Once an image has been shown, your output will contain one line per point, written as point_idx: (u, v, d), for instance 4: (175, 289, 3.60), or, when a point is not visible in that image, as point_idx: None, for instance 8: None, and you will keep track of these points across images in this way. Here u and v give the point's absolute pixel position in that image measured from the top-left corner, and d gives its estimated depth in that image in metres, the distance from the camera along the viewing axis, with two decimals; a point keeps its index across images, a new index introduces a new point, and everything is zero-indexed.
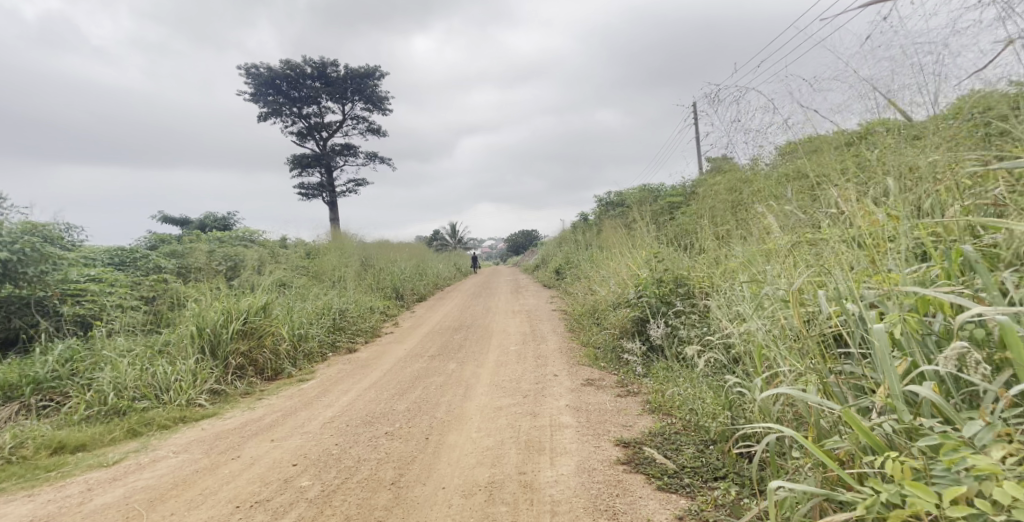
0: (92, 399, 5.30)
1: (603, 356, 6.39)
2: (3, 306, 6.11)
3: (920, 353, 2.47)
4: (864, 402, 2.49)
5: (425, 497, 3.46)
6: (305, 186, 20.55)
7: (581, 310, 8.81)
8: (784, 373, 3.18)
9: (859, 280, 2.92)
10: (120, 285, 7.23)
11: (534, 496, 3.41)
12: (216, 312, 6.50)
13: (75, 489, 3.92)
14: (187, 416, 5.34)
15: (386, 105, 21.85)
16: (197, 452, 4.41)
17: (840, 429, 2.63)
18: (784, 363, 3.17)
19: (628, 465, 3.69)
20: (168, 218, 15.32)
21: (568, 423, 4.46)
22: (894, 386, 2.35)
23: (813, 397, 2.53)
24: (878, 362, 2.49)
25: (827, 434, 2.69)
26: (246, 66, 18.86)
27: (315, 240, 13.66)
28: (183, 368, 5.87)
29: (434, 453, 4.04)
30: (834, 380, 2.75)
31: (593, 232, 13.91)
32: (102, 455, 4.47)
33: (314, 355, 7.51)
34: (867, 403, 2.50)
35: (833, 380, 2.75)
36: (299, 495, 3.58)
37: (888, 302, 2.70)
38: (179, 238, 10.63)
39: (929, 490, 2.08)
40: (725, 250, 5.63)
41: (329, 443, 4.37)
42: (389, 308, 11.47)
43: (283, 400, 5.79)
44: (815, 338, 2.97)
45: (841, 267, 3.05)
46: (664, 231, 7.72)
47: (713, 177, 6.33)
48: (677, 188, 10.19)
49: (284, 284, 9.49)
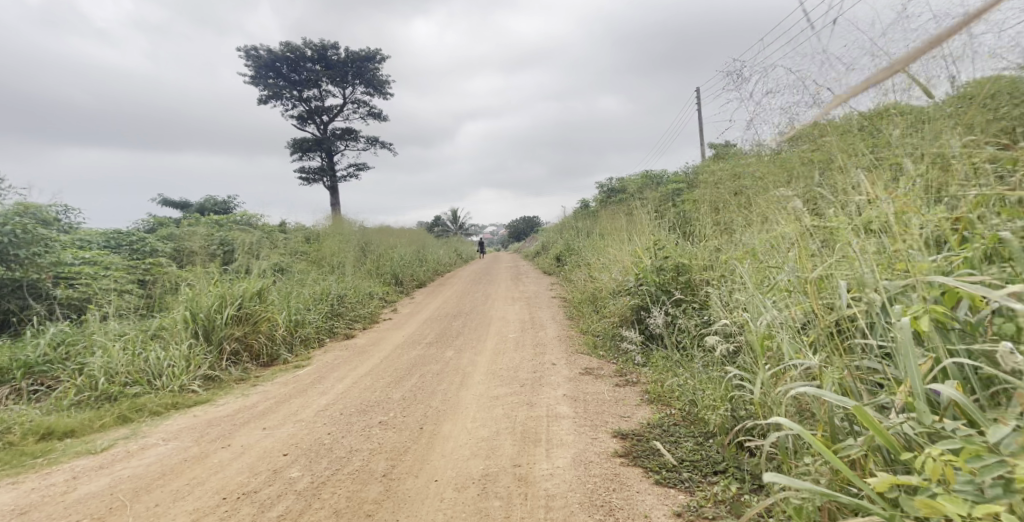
0: (83, 384, 5.22)
1: (602, 344, 6.29)
2: None
3: (943, 348, 2.36)
4: (884, 400, 2.39)
5: (417, 490, 3.38)
6: (305, 170, 20.42)
7: (581, 297, 8.71)
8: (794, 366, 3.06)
9: (880, 272, 2.81)
10: (114, 268, 7.13)
11: (529, 490, 3.32)
12: (211, 297, 6.41)
13: (60, 477, 3.84)
14: (179, 402, 5.25)
15: (387, 89, 21.67)
16: (186, 441, 4.33)
17: (855, 427, 2.53)
18: (791, 355, 3.06)
19: (625, 458, 3.60)
20: (167, 201, 15.22)
21: (565, 414, 4.37)
22: (916, 384, 2.25)
23: (830, 393, 2.41)
24: (900, 360, 2.39)
25: (840, 431, 2.58)
26: (246, 47, 18.65)
27: (314, 224, 13.53)
28: (177, 353, 5.78)
29: (428, 444, 3.95)
30: (851, 375, 2.63)
31: (593, 220, 13.77)
32: (91, 442, 4.39)
33: (311, 341, 7.42)
34: (886, 401, 2.40)
35: (850, 376, 2.63)
36: (288, 486, 3.50)
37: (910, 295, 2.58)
38: (177, 221, 10.52)
39: (955, 500, 1.98)
40: (728, 239, 5.52)
41: (321, 432, 4.28)
42: (388, 294, 11.39)
43: (278, 387, 5.71)
44: (830, 330, 2.85)
45: (856, 255, 2.94)
46: (665, 219, 7.61)
47: (716, 163, 6.20)
48: (679, 174, 10.06)
49: (282, 268, 9.40)
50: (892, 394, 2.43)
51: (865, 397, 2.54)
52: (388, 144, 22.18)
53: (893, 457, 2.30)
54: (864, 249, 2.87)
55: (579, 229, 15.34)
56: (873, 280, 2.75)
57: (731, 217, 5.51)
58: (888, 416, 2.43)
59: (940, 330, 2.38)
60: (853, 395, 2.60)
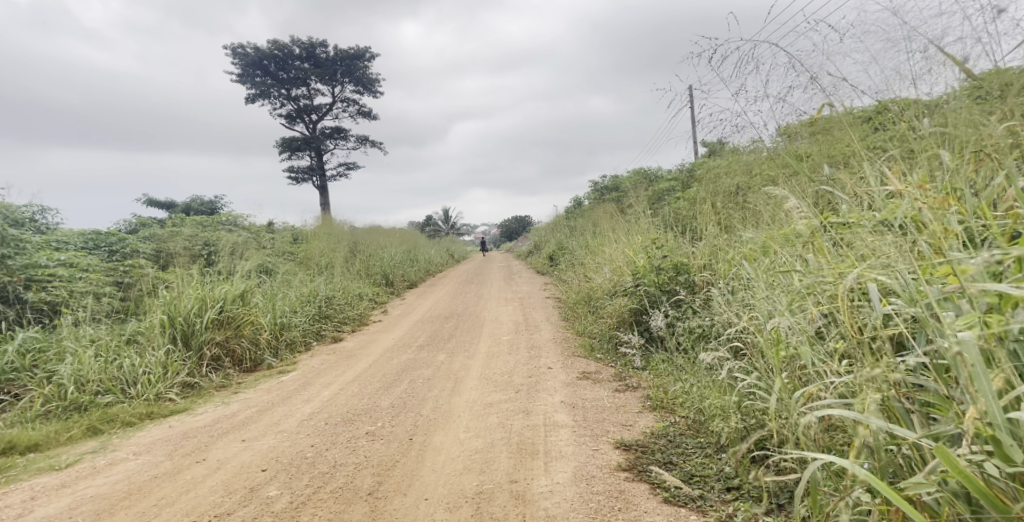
0: (52, 393, 4.92)
1: (598, 347, 6.01)
2: None
3: (1011, 368, 2.11)
4: (950, 429, 2.13)
5: (405, 509, 3.12)
6: (294, 169, 20.06)
7: (576, 298, 8.45)
8: (824, 383, 2.76)
9: (922, 272, 2.51)
10: (92, 270, 6.82)
11: (527, 510, 3.06)
12: (190, 300, 6.09)
13: (17, 497, 3.57)
14: (154, 411, 4.95)
15: (376, 88, 21.34)
16: (159, 454, 4.05)
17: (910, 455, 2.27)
18: (815, 367, 2.81)
19: (630, 472, 3.34)
20: (153, 202, 14.86)
21: (564, 423, 4.11)
22: (995, 414, 2.00)
23: (880, 422, 2.15)
24: (966, 382, 2.13)
25: (888, 462, 2.32)
26: (232, 46, 18.27)
27: (303, 224, 13.21)
28: (153, 360, 5.48)
29: (418, 456, 3.69)
30: (896, 394, 2.37)
31: (585, 219, 13.50)
32: (55, 457, 4.11)
33: (297, 345, 7.12)
34: (952, 429, 2.14)
35: (894, 396, 2.36)
36: (265, 508, 3.22)
37: (959, 301, 2.29)
38: (159, 222, 10.18)
39: None
40: (729, 237, 5.28)
41: (304, 445, 4.00)
42: (378, 296, 11.09)
43: (261, 394, 5.42)
44: (864, 341, 2.56)
45: (892, 255, 2.64)
46: (660, 217, 7.37)
47: (714, 159, 5.96)
48: (673, 172, 9.82)
49: (267, 270, 9.08)
50: (956, 420, 2.18)
51: (918, 423, 2.28)
52: (378, 143, 21.85)
53: (971, 496, 2.07)
54: (899, 249, 2.58)
55: (572, 229, 15.04)
56: (910, 284, 2.46)
57: (736, 212, 5.25)
58: (953, 446, 2.18)
59: (1004, 344, 2.13)
60: (902, 418, 2.34)
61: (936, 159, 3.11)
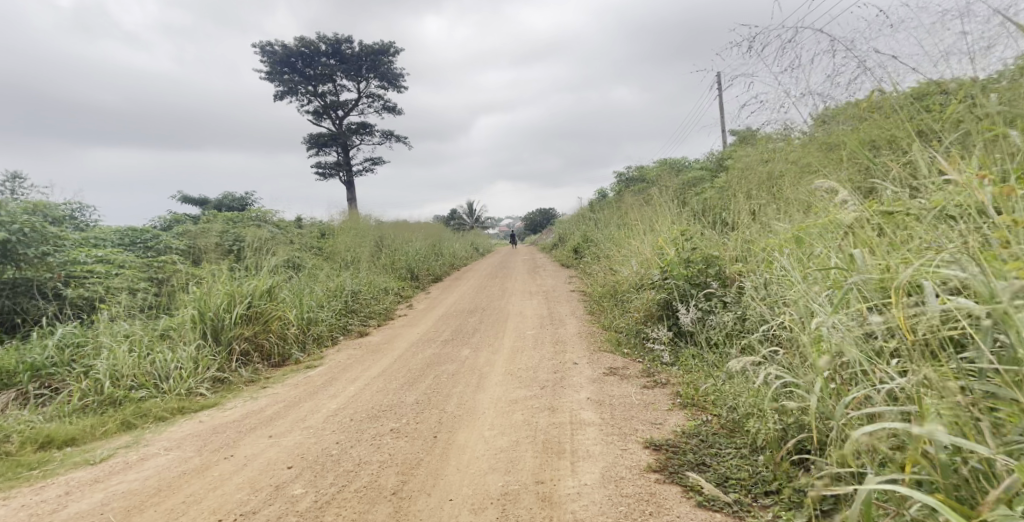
0: (88, 388, 5.00)
1: (626, 342, 5.91)
2: (8, 286, 5.81)
3: None
4: None
5: (429, 511, 3.09)
6: (322, 164, 20.21)
7: (602, 291, 8.34)
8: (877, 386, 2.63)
9: (995, 270, 2.35)
10: (128, 266, 6.93)
11: (554, 513, 3.00)
12: (219, 296, 6.14)
13: (54, 492, 3.63)
14: (186, 407, 5.01)
15: (401, 83, 21.34)
16: (189, 450, 4.08)
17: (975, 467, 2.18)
18: (868, 368, 2.69)
19: (661, 474, 3.26)
20: (186, 199, 15.09)
21: (590, 420, 4.04)
22: None
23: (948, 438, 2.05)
24: None
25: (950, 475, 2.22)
26: (261, 43, 18.43)
27: (330, 219, 13.29)
28: (185, 355, 5.53)
29: (443, 455, 3.66)
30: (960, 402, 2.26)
31: (611, 211, 13.31)
32: (91, 452, 4.17)
33: (324, 340, 7.16)
34: None
35: (959, 406, 2.25)
36: (290, 507, 3.21)
37: None
38: (191, 219, 10.32)
39: None
40: (762, 229, 5.13)
41: (329, 442, 3.99)
42: (404, 290, 11.10)
43: (289, 390, 5.44)
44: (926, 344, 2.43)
45: (956, 250, 2.49)
46: (689, 207, 7.21)
47: (746, 148, 5.78)
48: (702, 161, 9.59)
49: (295, 264, 9.14)
50: None
51: (986, 434, 2.18)
52: (403, 138, 21.90)
53: None
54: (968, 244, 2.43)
55: (597, 221, 14.86)
56: (982, 284, 2.31)
57: (768, 201, 5.09)
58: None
59: None
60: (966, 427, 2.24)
61: (988, 145, 2.95)
